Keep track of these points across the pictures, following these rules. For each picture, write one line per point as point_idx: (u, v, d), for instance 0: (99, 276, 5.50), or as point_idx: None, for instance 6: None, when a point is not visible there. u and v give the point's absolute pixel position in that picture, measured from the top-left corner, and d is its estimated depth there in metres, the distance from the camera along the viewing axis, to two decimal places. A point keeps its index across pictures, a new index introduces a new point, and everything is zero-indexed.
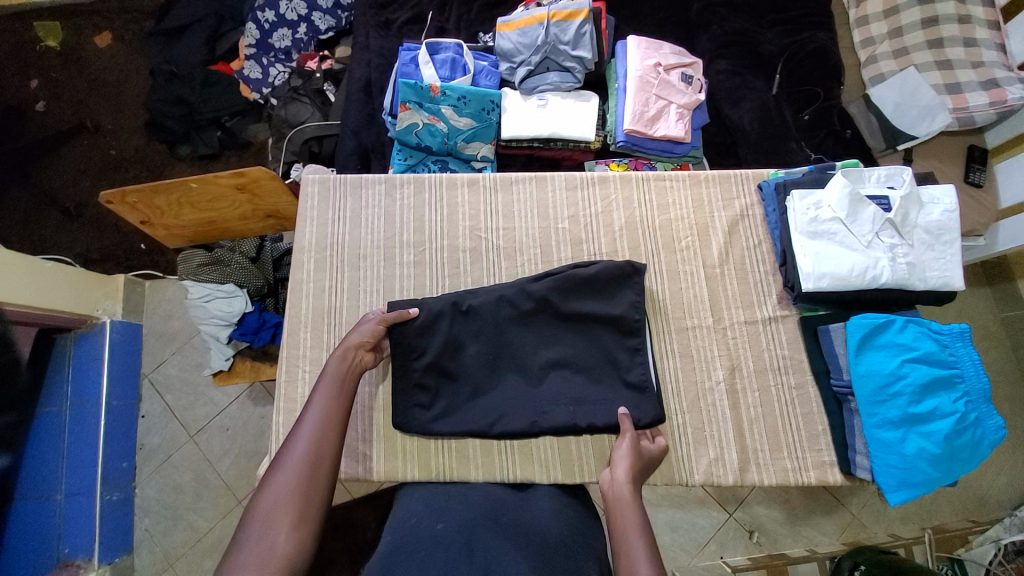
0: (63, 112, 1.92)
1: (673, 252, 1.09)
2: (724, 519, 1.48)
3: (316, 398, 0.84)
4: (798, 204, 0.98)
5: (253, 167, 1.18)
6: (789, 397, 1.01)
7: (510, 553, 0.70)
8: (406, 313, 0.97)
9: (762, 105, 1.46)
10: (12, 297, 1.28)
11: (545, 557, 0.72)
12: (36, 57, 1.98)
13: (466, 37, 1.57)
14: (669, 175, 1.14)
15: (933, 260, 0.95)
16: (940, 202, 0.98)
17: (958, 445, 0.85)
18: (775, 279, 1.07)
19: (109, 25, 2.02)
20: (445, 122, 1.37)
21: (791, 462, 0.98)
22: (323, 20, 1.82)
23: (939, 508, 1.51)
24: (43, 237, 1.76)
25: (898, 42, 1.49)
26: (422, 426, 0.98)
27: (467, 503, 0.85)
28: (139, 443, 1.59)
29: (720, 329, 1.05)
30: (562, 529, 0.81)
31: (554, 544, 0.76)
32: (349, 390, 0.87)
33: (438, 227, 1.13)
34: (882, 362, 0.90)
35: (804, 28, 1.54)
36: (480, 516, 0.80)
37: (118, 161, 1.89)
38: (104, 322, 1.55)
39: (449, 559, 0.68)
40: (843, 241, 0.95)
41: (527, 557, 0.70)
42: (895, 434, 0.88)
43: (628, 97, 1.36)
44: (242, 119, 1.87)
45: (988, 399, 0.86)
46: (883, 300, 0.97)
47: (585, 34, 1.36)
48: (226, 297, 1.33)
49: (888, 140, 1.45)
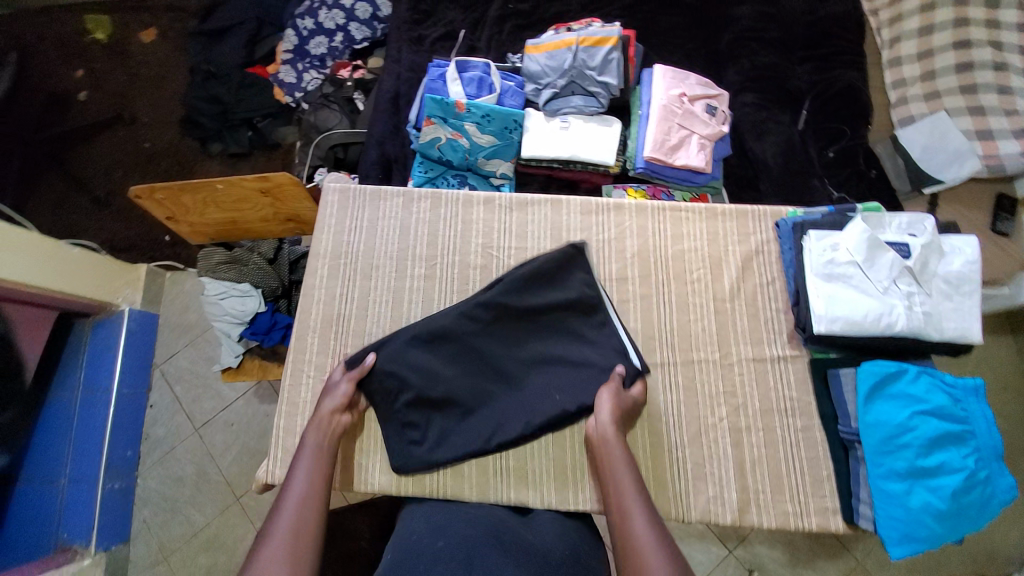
0: (104, 103, 2.00)
1: (684, 284, 1.09)
2: (723, 555, 1.44)
3: (296, 468, 0.86)
4: (815, 244, 0.98)
5: (278, 172, 1.21)
6: (794, 440, 0.99)
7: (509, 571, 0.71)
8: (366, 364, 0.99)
9: (787, 140, 1.45)
10: (39, 280, 1.33)
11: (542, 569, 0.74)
12: (83, 49, 2.07)
13: (494, 56, 1.59)
14: (686, 207, 1.14)
15: (950, 311, 0.93)
16: (963, 252, 0.96)
17: (966, 502, 0.83)
18: (786, 318, 1.06)
19: (155, 22, 2.11)
20: (468, 138, 1.40)
21: (792, 506, 0.96)
22: (359, 31, 1.88)
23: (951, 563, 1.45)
24: (74, 222, 1.83)
25: (930, 85, 1.47)
26: (416, 440, 0.99)
27: (468, 520, 0.86)
28: (145, 433, 1.63)
29: (728, 365, 1.03)
30: (563, 549, 0.82)
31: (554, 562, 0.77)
32: (324, 456, 0.89)
33: (452, 242, 1.15)
34: (892, 413, 0.88)
35: (834, 65, 1.53)
36: (482, 534, 0.81)
37: (151, 154, 1.96)
38: (123, 309, 1.59)
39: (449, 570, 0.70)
40: (859, 285, 0.94)
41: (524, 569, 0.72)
42: (900, 486, 0.86)
43: (650, 125, 1.37)
44: (273, 121, 1.93)
45: (998, 458, 0.85)
46: (896, 348, 0.95)
47: (612, 61, 1.38)
48: (241, 296, 1.37)
49: (913, 183, 1.42)
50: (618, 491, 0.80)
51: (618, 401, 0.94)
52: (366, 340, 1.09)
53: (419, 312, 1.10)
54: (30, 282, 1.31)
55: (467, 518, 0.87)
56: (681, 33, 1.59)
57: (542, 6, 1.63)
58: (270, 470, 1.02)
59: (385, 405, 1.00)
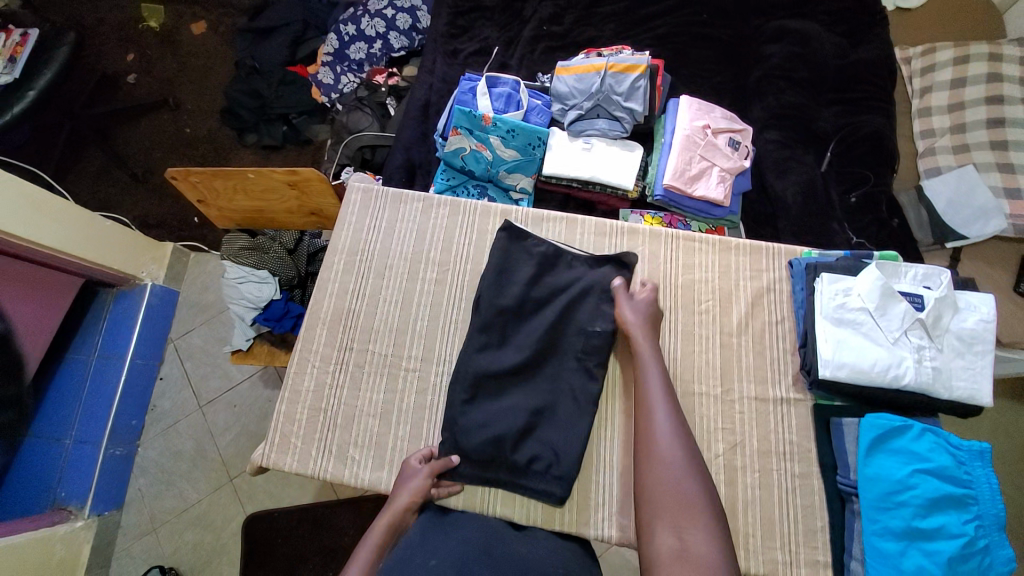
0: (151, 87, 2.11)
1: (691, 314, 1.08)
2: None
3: None
4: (826, 287, 0.96)
5: (307, 168, 1.25)
6: (791, 486, 0.96)
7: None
8: (449, 463, 0.96)
9: (808, 180, 1.45)
10: (71, 248, 1.39)
11: None
12: (138, 35, 2.19)
13: (525, 74, 1.64)
14: (700, 237, 1.14)
15: (962, 370, 0.91)
16: (978, 310, 0.94)
17: (963, 572, 0.79)
18: (792, 359, 1.04)
19: (207, 16, 2.23)
20: (491, 151, 1.43)
21: (783, 554, 0.93)
22: (398, 40, 1.95)
23: None
24: (110, 196, 1.92)
25: (959, 138, 1.45)
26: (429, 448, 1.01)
27: (462, 537, 0.87)
28: (152, 404, 1.67)
29: (728, 401, 1.02)
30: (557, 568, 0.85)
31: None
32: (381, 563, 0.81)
33: (464, 251, 1.17)
34: (892, 468, 0.86)
35: (862, 111, 1.54)
36: (473, 553, 0.82)
37: (189, 139, 2.05)
38: (146, 284, 1.65)
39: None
40: (868, 333, 0.93)
41: None
42: (895, 545, 0.83)
43: (671, 154, 1.38)
44: (308, 118, 2.00)
45: (1001, 528, 0.80)
46: (903, 401, 0.92)
47: (639, 88, 1.40)
48: (258, 282, 1.41)
49: (936, 236, 1.41)
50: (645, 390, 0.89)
51: (636, 308, 1.01)
52: (371, 337, 1.11)
53: (426, 317, 1.12)
54: (62, 250, 1.37)
55: (460, 535, 0.87)
56: (711, 67, 1.61)
57: (575, 30, 1.67)
58: (266, 454, 1.04)
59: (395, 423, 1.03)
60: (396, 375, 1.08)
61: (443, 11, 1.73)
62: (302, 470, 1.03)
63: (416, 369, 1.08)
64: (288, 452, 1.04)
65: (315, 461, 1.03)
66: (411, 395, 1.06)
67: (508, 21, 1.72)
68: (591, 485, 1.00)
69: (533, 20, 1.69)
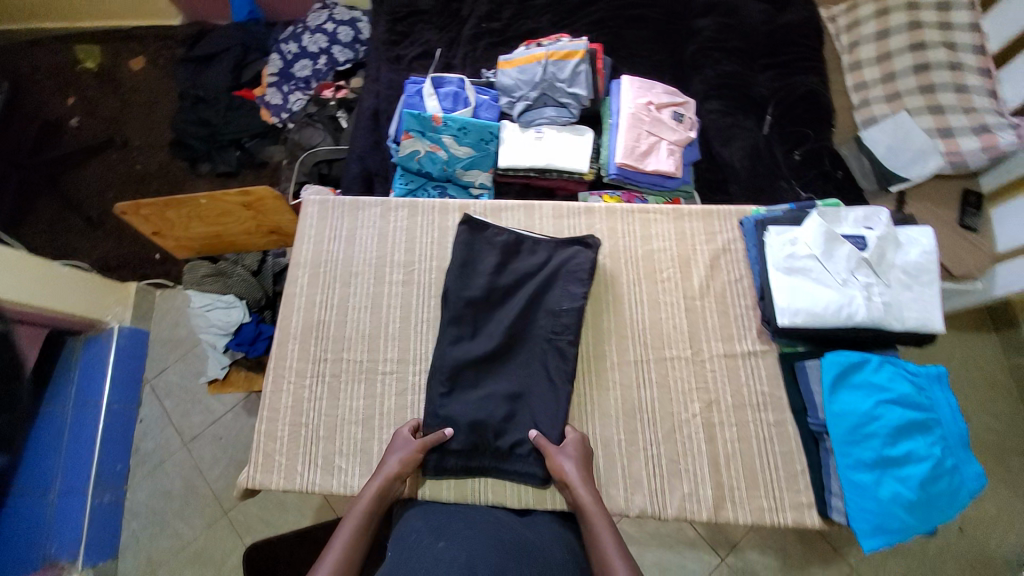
0: (95, 128, 2.05)
1: (654, 283, 1.11)
2: (715, 562, 1.42)
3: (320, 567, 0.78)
4: (774, 240, 1.01)
5: (259, 186, 1.24)
6: (767, 433, 1.00)
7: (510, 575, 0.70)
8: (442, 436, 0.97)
9: (753, 144, 1.51)
10: (27, 298, 1.34)
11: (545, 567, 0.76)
12: (76, 77, 2.13)
13: (470, 72, 1.65)
14: (655, 208, 1.17)
15: (911, 301, 0.96)
16: (919, 243, 0.99)
17: (935, 492, 0.84)
18: (754, 314, 1.08)
19: (145, 50, 2.18)
20: (445, 150, 1.43)
21: (768, 501, 0.96)
22: (342, 53, 1.94)
23: (945, 563, 1.45)
24: (63, 243, 1.85)
25: (890, 87, 1.53)
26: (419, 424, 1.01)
27: (468, 522, 0.87)
28: (136, 445, 1.63)
29: (699, 361, 1.05)
30: (566, 551, 0.83)
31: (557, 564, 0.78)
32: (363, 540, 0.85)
33: (427, 249, 1.17)
34: (857, 402, 0.89)
35: (796, 72, 1.60)
36: (481, 536, 0.80)
37: (141, 175, 2.00)
38: (112, 327, 1.60)
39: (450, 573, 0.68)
40: (819, 278, 0.97)
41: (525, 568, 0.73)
42: (869, 477, 0.86)
43: (620, 133, 1.42)
44: (261, 141, 1.97)
45: (965, 446, 0.85)
46: (860, 340, 0.97)
47: (581, 73, 1.43)
48: (226, 307, 1.39)
49: (880, 182, 1.47)
50: (599, 562, 0.78)
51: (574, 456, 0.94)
52: (345, 347, 1.10)
53: (397, 320, 1.12)
54: (19, 301, 1.32)
55: (467, 521, 0.87)
56: (649, 46, 1.66)
57: (514, 25, 1.70)
58: (251, 476, 1.03)
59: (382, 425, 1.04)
60: (374, 380, 1.08)
61: (382, 19, 1.73)
62: (290, 487, 1.02)
63: (392, 373, 1.08)
64: (274, 470, 1.03)
65: (302, 476, 1.02)
66: (391, 398, 1.06)
67: (447, 22, 1.73)
68: None
69: (471, 18, 1.70)
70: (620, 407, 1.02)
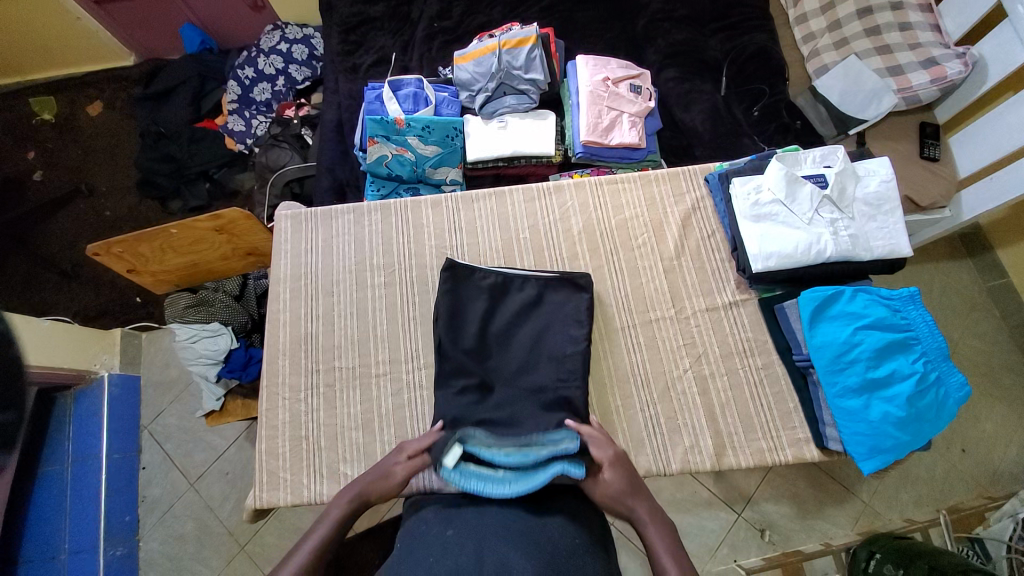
0: (59, 179, 2.03)
1: (630, 249, 1.14)
2: (734, 519, 1.45)
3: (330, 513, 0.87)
4: (739, 191, 1.03)
5: (229, 209, 1.24)
6: (758, 377, 1.03)
7: (517, 561, 0.68)
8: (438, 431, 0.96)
9: (712, 106, 1.54)
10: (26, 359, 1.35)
11: (550, 559, 0.71)
12: (32, 131, 2.11)
13: (427, 72, 1.66)
14: (621, 178, 1.20)
15: (876, 230, 0.99)
16: (877, 174, 1.02)
17: (922, 406, 0.86)
18: (730, 265, 1.11)
19: (99, 94, 2.16)
20: (413, 151, 1.44)
21: (766, 442, 0.99)
22: (299, 72, 1.95)
23: (952, 486, 1.49)
24: (40, 299, 1.83)
25: (837, 34, 1.57)
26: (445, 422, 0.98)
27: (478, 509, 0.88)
28: (142, 494, 1.61)
29: (683, 318, 1.08)
30: (574, 538, 0.78)
31: (565, 552, 0.73)
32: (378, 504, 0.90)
33: (405, 247, 1.18)
34: (836, 332, 0.92)
35: (744, 32, 1.65)
36: (492, 521, 0.79)
37: (112, 221, 1.98)
38: (102, 376, 1.59)
39: (457, 565, 0.69)
40: (786, 221, 1.00)
41: (531, 557, 0.70)
42: (858, 402, 0.89)
43: (581, 112, 1.44)
44: (229, 170, 1.96)
45: (946, 357, 0.87)
46: (834, 274, 1.00)
47: (535, 59, 1.45)
48: (212, 335, 1.40)
49: (838, 127, 1.51)
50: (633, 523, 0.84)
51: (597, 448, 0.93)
52: (335, 354, 1.11)
53: (384, 321, 1.13)
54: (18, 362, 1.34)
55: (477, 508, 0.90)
56: (601, 25, 1.69)
57: (465, 20, 1.71)
58: (258, 496, 1.03)
59: (383, 427, 1.05)
60: (369, 383, 1.08)
61: (334, 31, 1.73)
62: (299, 500, 1.02)
63: (387, 372, 1.09)
64: (281, 487, 1.03)
65: (309, 488, 1.02)
66: (387, 399, 1.07)
67: (399, 27, 1.74)
68: None
69: (422, 20, 1.71)
70: (613, 373, 1.04)
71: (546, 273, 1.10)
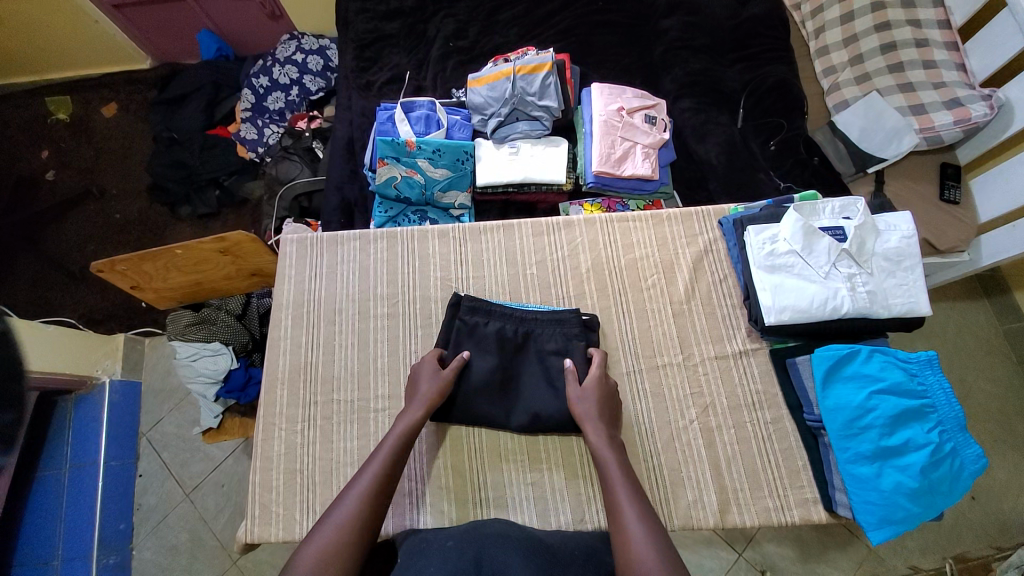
0: (71, 180, 2.04)
1: (639, 291, 1.11)
2: (734, 559, 1.41)
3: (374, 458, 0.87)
4: (754, 239, 1.01)
5: (234, 231, 1.24)
6: (766, 433, 1.00)
7: (516, 568, 0.70)
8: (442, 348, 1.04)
9: (727, 139, 1.51)
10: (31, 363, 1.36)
11: (547, 566, 0.73)
12: (48, 130, 2.12)
13: (440, 93, 1.64)
14: (633, 216, 1.18)
15: (895, 287, 0.97)
16: (897, 228, 1.00)
17: (936, 478, 0.84)
18: (741, 313, 1.09)
19: (116, 96, 2.17)
20: (422, 174, 1.42)
21: (773, 501, 0.96)
22: (314, 83, 1.94)
23: (961, 534, 1.44)
24: (47, 300, 1.82)
25: (859, 69, 1.54)
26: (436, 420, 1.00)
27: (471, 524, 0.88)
28: (137, 503, 1.58)
29: (691, 366, 1.05)
30: (575, 550, 0.82)
31: (561, 560, 0.77)
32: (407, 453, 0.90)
33: (410, 278, 1.17)
34: (850, 395, 0.89)
35: (764, 63, 1.62)
36: (488, 533, 0.80)
37: (121, 224, 1.98)
38: (104, 382, 1.58)
39: (456, 567, 0.68)
40: (802, 273, 0.98)
41: (530, 562, 0.72)
42: (870, 469, 0.87)
43: (594, 142, 1.42)
44: (239, 178, 1.96)
45: (963, 428, 0.85)
46: (849, 330, 0.98)
47: (550, 85, 1.43)
48: (213, 355, 1.41)
49: (857, 165, 1.47)
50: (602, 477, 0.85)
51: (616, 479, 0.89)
52: (335, 386, 1.09)
53: (386, 355, 1.11)
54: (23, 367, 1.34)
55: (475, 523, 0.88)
56: (618, 51, 1.67)
57: (481, 41, 1.70)
58: (249, 529, 1.01)
59: None
60: (367, 418, 1.06)
61: (349, 46, 1.72)
62: (290, 537, 1.00)
63: (386, 407, 1.07)
64: (273, 521, 1.01)
65: (302, 524, 1.00)
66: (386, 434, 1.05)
67: (415, 44, 1.73)
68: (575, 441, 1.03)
69: (437, 38, 1.70)
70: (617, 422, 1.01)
71: (552, 309, 1.08)
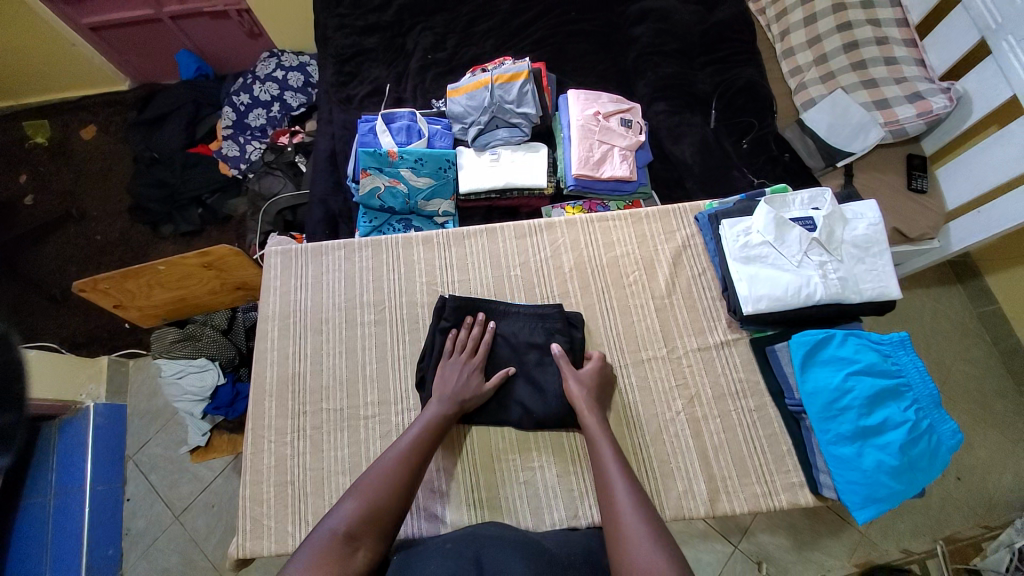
0: (49, 204, 2.01)
1: (622, 288, 1.14)
2: (730, 552, 1.42)
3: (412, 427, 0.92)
4: (728, 232, 1.05)
5: (218, 245, 1.24)
6: (750, 420, 1.02)
7: (515, 566, 0.70)
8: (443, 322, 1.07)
9: (702, 139, 1.56)
10: None
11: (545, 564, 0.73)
12: (25, 154, 2.10)
13: (421, 104, 1.67)
14: (612, 215, 1.21)
15: (866, 272, 1.00)
16: (864, 216, 1.04)
17: (915, 455, 0.86)
18: (720, 305, 1.12)
19: (94, 118, 2.16)
20: (405, 183, 1.43)
21: (760, 487, 0.97)
22: (295, 98, 1.95)
23: (949, 515, 1.47)
24: (27, 325, 1.79)
25: (824, 68, 1.61)
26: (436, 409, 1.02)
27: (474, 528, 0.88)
28: (125, 527, 1.55)
29: (675, 358, 1.07)
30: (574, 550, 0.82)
31: (559, 561, 0.76)
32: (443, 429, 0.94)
33: (396, 286, 1.18)
34: (828, 377, 0.92)
35: (733, 66, 1.68)
36: (487, 535, 0.81)
37: (103, 246, 1.96)
38: (88, 406, 1.55)
39: (456, 567, 0.69)
40: (776, 263, 1.02)
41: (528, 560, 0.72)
42: (851, 449, 0.89)
43: (573, 145, 1.45)
44: (222, 195, 1.95)
45: (938, 405, 0.88)
46: (823, 316, 1.01)
47: (527, 93, 1.47)
48: (198, 371, 1.40)
49: (826, 159, 1.51)
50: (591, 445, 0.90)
51: None
52: (323, 396, 1.09)
53: (373, 362, 1.11)
54: None
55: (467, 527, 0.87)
56: (592, 58, 1.72)
57: (459, 52, 1.73)
58: (241, 544, 1.00)
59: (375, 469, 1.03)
60: (358, 426, 1.06)
61: (329, 61, 1.74)
62: (283, 549, 0.99)
63: (376, 414, 1.07)
64: (265, 535, 1.00)
65: (295, 536, 0.99)
66: (376, 441, 1.05)
67: (394, 57, 1.75)
68: (564, 439, 1.04)
69: (416, 51, 1.73)
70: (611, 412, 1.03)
71: (539, 308, 1.09)
